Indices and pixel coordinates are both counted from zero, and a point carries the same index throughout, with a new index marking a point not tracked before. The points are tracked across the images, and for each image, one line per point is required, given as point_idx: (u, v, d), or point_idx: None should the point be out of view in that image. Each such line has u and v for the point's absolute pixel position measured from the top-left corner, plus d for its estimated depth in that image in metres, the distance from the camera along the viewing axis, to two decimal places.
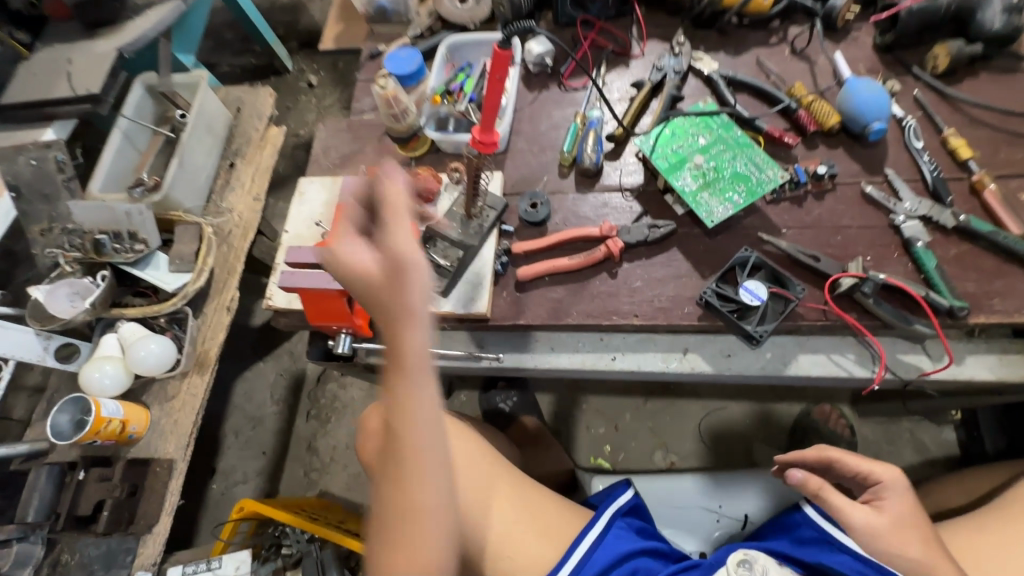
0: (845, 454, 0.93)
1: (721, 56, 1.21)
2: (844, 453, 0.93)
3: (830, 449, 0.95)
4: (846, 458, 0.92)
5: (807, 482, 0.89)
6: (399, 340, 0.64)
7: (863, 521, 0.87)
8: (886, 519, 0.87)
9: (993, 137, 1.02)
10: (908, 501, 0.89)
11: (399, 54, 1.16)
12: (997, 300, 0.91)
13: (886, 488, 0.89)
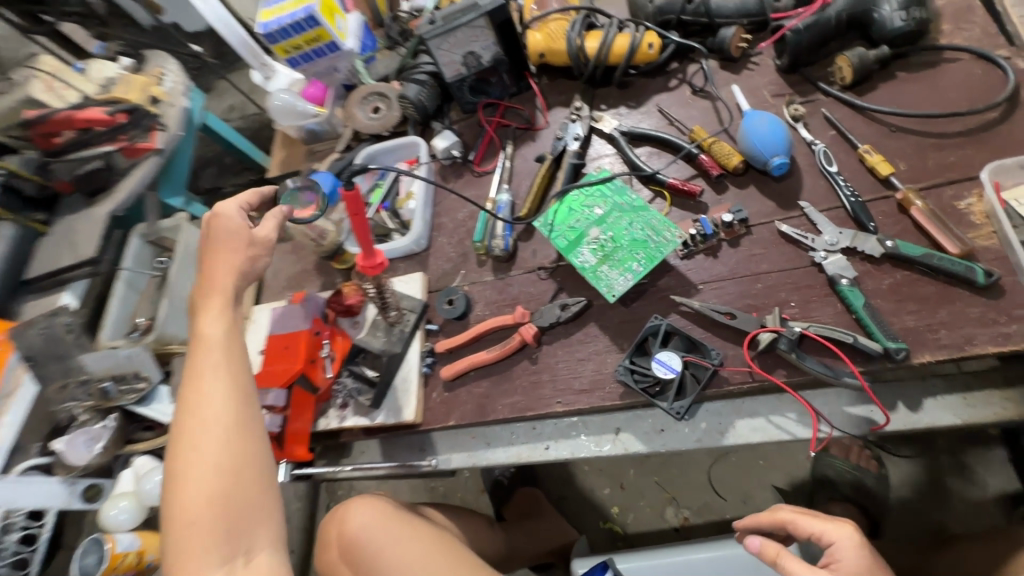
0: (802, 514, 0.79)
1: (623, 110, 1.19)
2: (796, 513, 0.80)
3: (783, 507, 0.82)
4: (798, 519, 0.79)
5: (764, 551, 0.76)
6: (224, 270, 0.86)
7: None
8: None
9: (917, 144, 0.93)
10: (868, 560, 0.74)
11: (314, 182, 1.24)
12: (943, 332, 0.80)
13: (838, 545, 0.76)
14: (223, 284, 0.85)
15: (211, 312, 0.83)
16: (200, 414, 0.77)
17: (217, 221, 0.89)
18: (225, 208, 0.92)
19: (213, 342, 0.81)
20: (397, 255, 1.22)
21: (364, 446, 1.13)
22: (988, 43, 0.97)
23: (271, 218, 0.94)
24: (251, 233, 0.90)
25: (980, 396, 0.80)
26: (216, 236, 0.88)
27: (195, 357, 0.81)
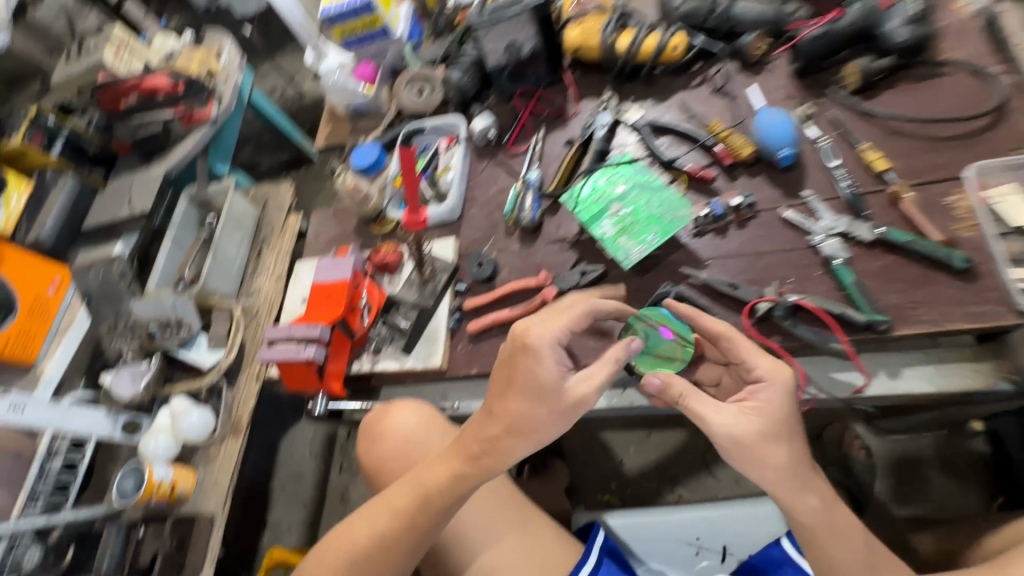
0: (696, 311, 0.90)
1: (647, 104, 1.30)
2: (703, 311, 0.90)
3: (732, 336, 0.87)
4: (742, 347, 0.85)
5: (666, 387, 0.83)
6: (504, 421, 0.86)
7: (725, 427, 0.80)
8: (760, 422, 0.80)
9: (912, 145, 1.03)
10: (783, 399, 0.81)
11: (364, 149, 1.38)
12: (923, 310, 0.90)
13: (766, 387, 0.82)
14: (506, 437, 0.85)
15: (467, 450, 0.89)
16: (415, 514, 0.89)
17: (533, 358, 0.84)
18: (547, 337, 0.85)
19: (464, 477, 0.88)
20: (432, 222, 1.33)
21: (391, 392, 1.25)
22: (984, 60, 1.07)
23: (609, 357, 0.85)
24: (569, 395, 0.84)
25: (952, 368, 0.89)
26: (525, 380, 0.84)
27: (432, 471, 0.91)
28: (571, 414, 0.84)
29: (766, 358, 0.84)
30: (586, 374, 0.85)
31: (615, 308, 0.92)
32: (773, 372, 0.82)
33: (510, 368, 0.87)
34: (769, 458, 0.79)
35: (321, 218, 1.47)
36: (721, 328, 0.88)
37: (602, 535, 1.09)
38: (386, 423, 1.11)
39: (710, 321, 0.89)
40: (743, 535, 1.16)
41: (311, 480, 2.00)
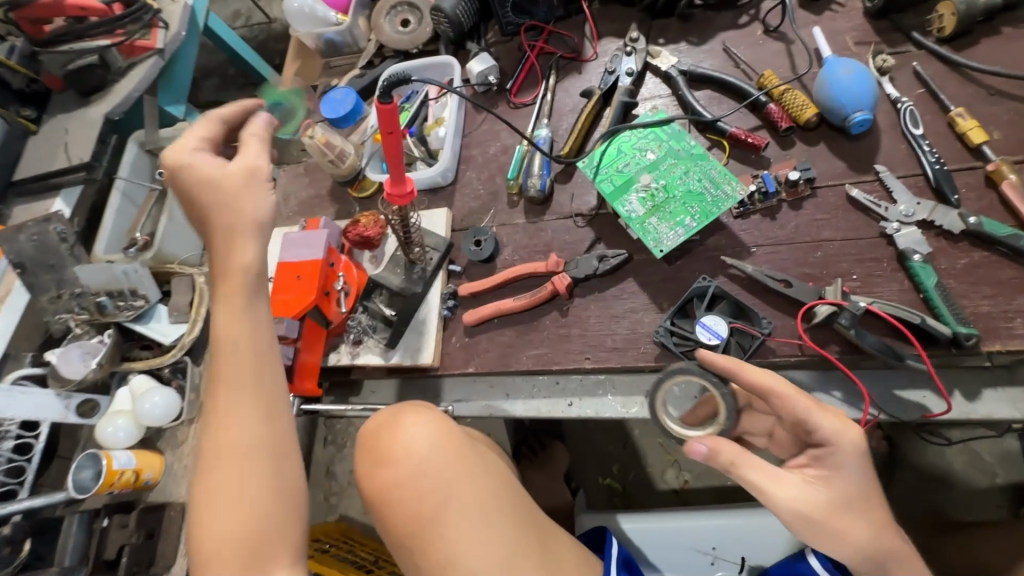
0: (732, 363, 0.70)
1: (683, 47, 1.06)
2: (745, 363, 0.70)
3: (773, 378, 0.69)
4: (793, 398, 0.67)
5: (711, 457, 0.67)
6: (240, 275, 0.78)
7: (793, 506, 0.66)
8: (828, 499, 0.67)
9: (1016, 112, 0.83)
10: (862, 467, 0.67)
11: (334, 95, 1.11)
12: (1018, 321, 0.74)
13: (835, 453, 0.67)
14: (235, 277, 0.77)
15: (260, 367, 0.78)
16: (245, 449, 0.75)
17: (191, 160, 0.78)
18: (189, 148, 0.81)
19: (259, 383, 0.77)
20: (421, 187, 1.13)
21: (376, 385, 1.07)
22: None
23: (256, 143, 0.81)
24: (236, 169, 0.78)
25: None
26: (222, 235, 0.77)
27: (235, 402, 0.76)
28: (252, 190, 0.79)
29: (829, 414, 0.67)
30: (259, 143, 0.81)
31: (236, 115, 0.86)
32: (844, 435, 0.66)
33: (194, 202, 0.80)
34: (853, 536, 0.67)
35: (290, 178, 1.25)
36: (772, 384, 0.68)
37: (616, 546, 0.99)
38: (392, 436, 0.86)
39: (757, 375, 0.69)
40: (763, 545, 1.05)
41: None
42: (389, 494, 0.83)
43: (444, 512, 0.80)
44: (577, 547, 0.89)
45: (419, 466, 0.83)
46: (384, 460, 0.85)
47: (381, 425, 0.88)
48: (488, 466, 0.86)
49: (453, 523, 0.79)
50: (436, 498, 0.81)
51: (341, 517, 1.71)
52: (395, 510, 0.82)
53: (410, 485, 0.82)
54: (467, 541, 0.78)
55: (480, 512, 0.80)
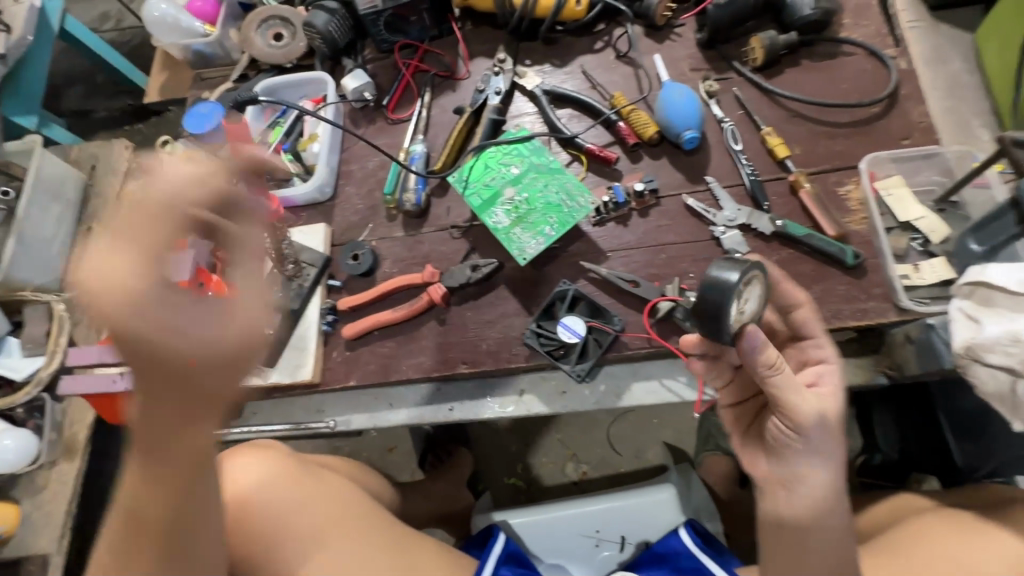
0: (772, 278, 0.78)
1: (547, 68, 1.15)
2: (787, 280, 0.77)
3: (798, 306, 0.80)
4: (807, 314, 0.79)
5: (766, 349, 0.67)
6: (147, 340, 0.57)
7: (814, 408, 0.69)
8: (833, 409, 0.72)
9: (812, 131, 0.99)
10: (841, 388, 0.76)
11: (200, 110, 1.10)
12: (815, 307, 0.88)
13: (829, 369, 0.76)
14: (130, 331, 0.57)
15: (155, 378, 0.59)
16: (164, 452, 0.63)
17: (125, 287, 0.56)
18: (132, 258, 0.57)
19: (189, 394, 0.61)
20: (298, 202, 1.12)
21: (257, 406, 1.05)
22: (880, 42, 1.04)
23: (258, 268, 0.66)
24: (244, 328, 0.62)
25: (839, 363, 0.90)
26: (140, 321, 0.57)
27: (152, 406, 0.61)
28: (148, 273, 0.58)
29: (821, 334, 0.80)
30: (247, 274, 0.64)
31: (239, 223, 0.67)
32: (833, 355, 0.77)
33: (99, 287, 0.56)
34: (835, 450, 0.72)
35: None
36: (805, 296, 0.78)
37: (501, 542, 1.05)
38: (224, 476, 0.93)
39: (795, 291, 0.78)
40: (640, 522, 1.15)
41: None
42: (222, 535, 0.90)
43: (275, 532, 0.87)
44: (442, 558, 0.94)
45: (246, 497, 0.90)
46: (213, 505, 0.92)
47: (211, 471, 0.96)
48: (321, 480, 0.95)
49: (283, 538, 0.87)
50: (266, 521, 0.88)
51: None
52: (228, 549, 0.88)
53: (238, 521, 0.89)
54: (299, 545, 0.86)
55: (309, 522, 0.89)
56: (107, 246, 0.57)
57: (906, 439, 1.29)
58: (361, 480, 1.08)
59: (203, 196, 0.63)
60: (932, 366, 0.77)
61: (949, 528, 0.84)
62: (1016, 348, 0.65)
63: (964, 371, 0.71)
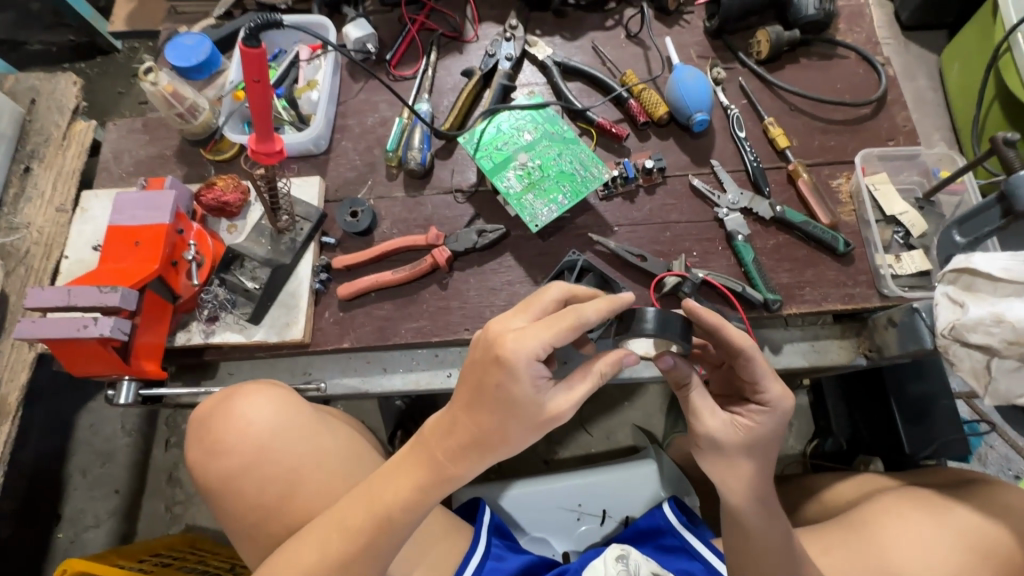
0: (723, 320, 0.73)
1: (557, 40, 1.14)
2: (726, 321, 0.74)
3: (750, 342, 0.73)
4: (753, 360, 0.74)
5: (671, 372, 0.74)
6: (467, 438, 0.68)
7: (718, 429, 0.77)
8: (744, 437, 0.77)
9: (809, 125, 1.04)
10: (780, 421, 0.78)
11: (184, 42, 1.02)
12: (807, 289, 0.94)
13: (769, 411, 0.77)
14: (469, 415, 0.67)
15: (435, 459, 0.70)
16: (349, 513, 0.72)
17: (504, 376, 0.64)
18: (522, 356, 0.63)
19: (429, 485, 0.70)
20: (291, 152, 1.05)
21: (234, 367, 0.99)
22: (870, 48, 1.10)
23: (592, 372, 0.68)
24: (544, 410, 0.65)
25: (823, 344, 0.96)
26: (495, 394, 0.65)
27: (389, 484, 0.71)
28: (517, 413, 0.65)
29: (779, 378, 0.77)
30: (566, 387, 0.67)
31: (606, 308, 0.66)
32: (783, 400, 0.76)
33: (474, 379, 0.67)
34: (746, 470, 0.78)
35: (124, 133, 1.08)
36: (748, 343, 0.73)
37: (489, 514, 1.03)
38: (228, 418, 0.83)
39: (734, 333, 0.73)
40: (621, 497, 1.17)
41: (124, 461, 1.57)
42: (231, 480, 0.81)
43: (295, 484, 0.81)
44: (444, 523, 0.97)
45: (263, 443, 0.82)
46: (218, 447, 0.82)
47: (213, 411, 0.84)
48: (337, 432, 0.88)
49: (304, 492, 0.81)
50: (285, 471, 0.81)
51: (187, 527, 1.51)
52: (241, 496, 0.81)
53: (251, 468, 0.81)
54: (320, 500, 0.81)
55: (331, 479, 0.82)
56: (506, 322, 0.67)
57: (854, 422, 1.39)
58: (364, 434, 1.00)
59: (597, 311, 0.65)
60: (912, 345, 0.84)
61: (918, 503, 0.91)
62: (998, 328, 0.69)
63: (943, 350, 0.78)
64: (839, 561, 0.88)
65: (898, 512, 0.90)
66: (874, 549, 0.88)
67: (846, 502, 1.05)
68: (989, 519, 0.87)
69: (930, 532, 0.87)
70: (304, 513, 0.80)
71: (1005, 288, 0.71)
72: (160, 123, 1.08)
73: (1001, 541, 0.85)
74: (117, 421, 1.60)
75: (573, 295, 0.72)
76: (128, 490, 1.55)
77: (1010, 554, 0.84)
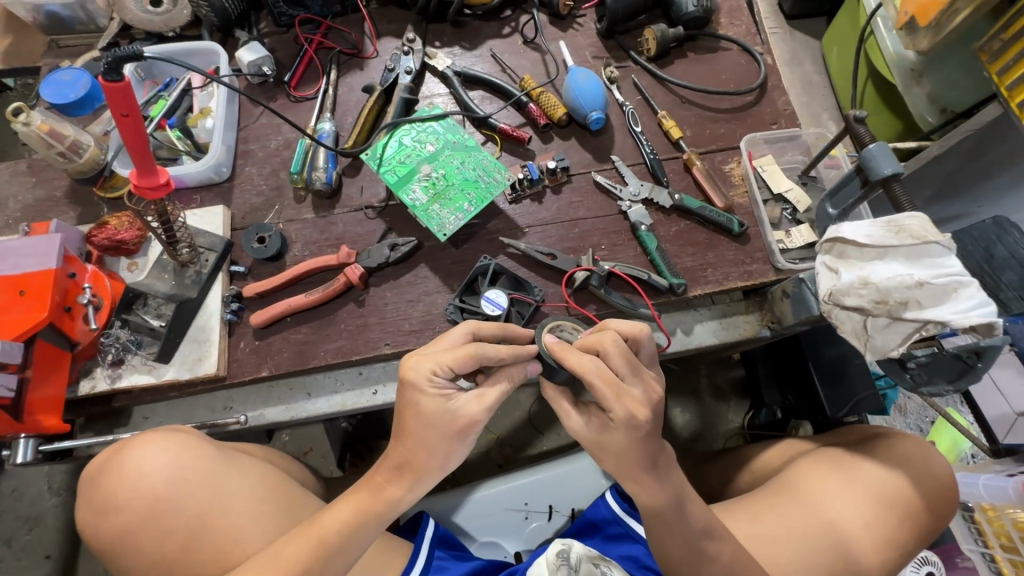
0: (565, 349, 0.71)
1: (456, 50, 1.15)
2: (567, 350, 0.71)
3: (591, 368, 0.69)
4: (597, 382, 0.69)
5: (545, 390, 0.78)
6: (399, 459, 0.72)
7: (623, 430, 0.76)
8: None
9: (700, 116, 1.10)
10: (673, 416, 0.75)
11: (60, 78, 0.99)
12: (710, 271, 0.99)
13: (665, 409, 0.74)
14: (400, 440, 0.72)
15: (374, 483, 0.73)
16: (285, 545, 0.72)
17: (412, 394, 0.70)
18: (421, 373, 0.69)
19: (371, 514, 0.72)
20: (190, 183, 1.03)
21: (149, 410, 0.95)
22: (750, 39, 1.17)
23: (500, 378, 0.72)
24: (456, 417, 0.69)
25: (731, 320, 1.01)
26: (414, 419, 0.70)
27: (328, 512, 0.73)
28: (440, 434, 0.69)
29: (627, 397, 0.69)
30: (477, 391, 0.70)
31: (506, 351, 0.72)
32: (629, 418, 0.69)
33: (398, 414, 0.72)
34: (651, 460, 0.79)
35: (8, 177, 1.03)
36: (584, 369, 0.69)
37: (432, 526, 1.04)
38: (122, 471, 0.79)
39: (573, 360, 0.70)
40: (567, 491, 1.19)
41: (53, 523, 1.47)
42: (129, 536, 0.78)
43: (202, 531, 0.78)
44: (379, 541, 0.97)
45: (159, 492, 0.79)
46: (111, 505, 0.79)
47: (105, 467, 0.80)
48: (246, 471, 0.84)
49: (212, 536, 0.78)
50: (192, 519, 0.79)
51: None
52: (140, 550, 0.78)
53: (151, 521, 0.78)
54: (230, 543, 0.78)
55: (243, 518, 0.80)
56: (416, 351, 0.74)
57: (780, 388, 1.48)
58: (282, 465, 0.99)
59: (496, 346, 0.72)
60: (803, 313, 0.89)
61: (830, 464, 0.97)
62: (865, 290, 0.75)
63: (828, 314, 0.82)
64: (769, 525, 0.92)
65: (815, 478, 0.95)
66: (795, 518, 0.92)
67: (773, 468, 1.11)
68: (893, 471, 0.93)
69: (841, 489, 0.93)
70: (214, 558, 0.78)
71: (869, 252, 0.76)
72: (46, 163, 1.03)
73: (905, 491, 0.91)
74: (42, 481, 1.50)
75: (476, 329, 0.76)
76: (60, 554, 1.45)
77: (909, 504, 0.91)
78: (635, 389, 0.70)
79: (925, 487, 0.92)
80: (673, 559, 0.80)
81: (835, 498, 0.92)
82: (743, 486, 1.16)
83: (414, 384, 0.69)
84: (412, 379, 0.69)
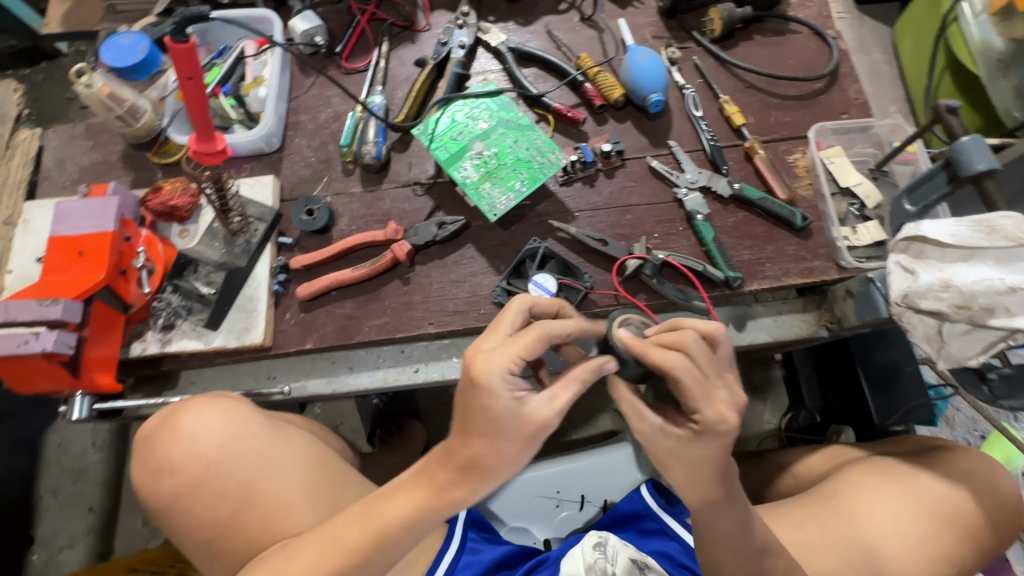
0: (645, 345, 0.67)
1: (511, 26, 1.12)
2: (647, 346, 0.67)
3: (676, 363, 0.65)
4: (683, 379, 0.65)
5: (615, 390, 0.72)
6: (463, 459, 0.66)
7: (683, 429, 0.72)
8: None
9: (764, 102, 1.04)
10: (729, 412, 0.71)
11: (120, 41, 0.98)
12: (767, 265, 0.94)
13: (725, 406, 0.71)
14: (464, 439, 0.66)
15: (436, 480, 0.68)
16: (345, 530, 0.71)
17: (480, 395, 0.63)
18: (493, 371, 0.62)
19: (430, 508, 0.69)
20: (241, 152, 1.03)
21: (195, 375, 0.97)
22: (822, 22, 1.10)
23: (571, 377, 0.66)
24: (530, 422, 0.63)
25: (786, 319, 0.98)
26: (481, 417, 0.63)
27: (392, 504, 0.70)
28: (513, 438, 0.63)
29: (716, 399, 0.66)
30: (549, 393, 0.64)
31: (571, 326, 0.68)
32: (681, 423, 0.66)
33: (460, 409, 0.66)
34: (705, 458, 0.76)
35: (66, 139, 1.04)
36: (667, 366, 0.65)
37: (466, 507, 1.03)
38: (177, 433, 0.80)
39: (655, 355, 0.66)
40: (599, 481, 1.18)
41: (96, 477, 1.53)
42: (181, 497, 0.79)
43: (250, 497, 0.79)
44: None
45: (210, 457, 0.80)
46: (165, 467, 0.80)
47: (160, 428, 0.82)
48: (293, 441, 0.85)
49: (261, 504, 0.79)
50: (241, 485, 0.79)
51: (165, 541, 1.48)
52: (193, 513, 0.79)
53: (203, 484, 0.79)
54: (278, 511, 0.79)
55: (290, 488, 0.81)
56: (478, 343, 0.67)
57: (823, 391, 1.43)
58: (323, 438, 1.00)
59: (563, 325, 0.67)
60: (868, 314, 0.85)
61: (884, 473, 0.92)
62: (947, 293, 0.70)
63: (897, 318, 0.79)
64: (814, 533, 0.89)
65: (866, 486, 0.91)
66: (843, 526, 0.89)
67: (819, 474, 1.07)
68: (953, 486, 0.88)
69: (895, 501, 0.89)
70: (262, 526, 0.79)
71: (952, 254, 0.71)
72: (103, 127, 1.04)
73: (965, 509, 0.87)
74: (87, 437, 1.56)
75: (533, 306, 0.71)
76: (102, 508, 1.51)
77: (970, 522, 0.86)
78: (721, 390, 0.67)
79: (987, 504, 0.87)
80: (720, 564, 0.78)
81: (889, 511, 0.88)
82: (784, 491, 1.13)
83: (488, 380, 0.62)
84: (485, 373, 0.62)
